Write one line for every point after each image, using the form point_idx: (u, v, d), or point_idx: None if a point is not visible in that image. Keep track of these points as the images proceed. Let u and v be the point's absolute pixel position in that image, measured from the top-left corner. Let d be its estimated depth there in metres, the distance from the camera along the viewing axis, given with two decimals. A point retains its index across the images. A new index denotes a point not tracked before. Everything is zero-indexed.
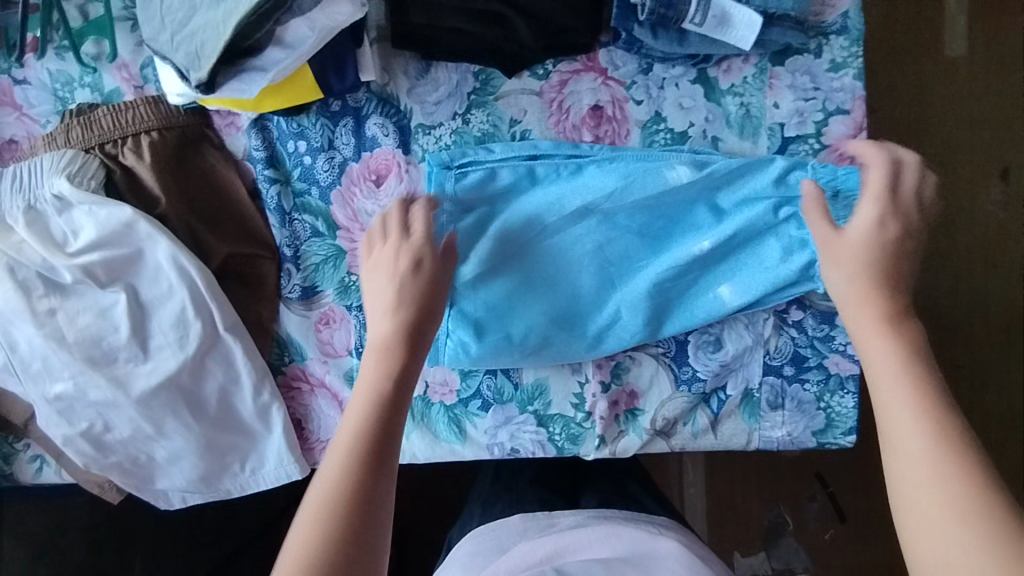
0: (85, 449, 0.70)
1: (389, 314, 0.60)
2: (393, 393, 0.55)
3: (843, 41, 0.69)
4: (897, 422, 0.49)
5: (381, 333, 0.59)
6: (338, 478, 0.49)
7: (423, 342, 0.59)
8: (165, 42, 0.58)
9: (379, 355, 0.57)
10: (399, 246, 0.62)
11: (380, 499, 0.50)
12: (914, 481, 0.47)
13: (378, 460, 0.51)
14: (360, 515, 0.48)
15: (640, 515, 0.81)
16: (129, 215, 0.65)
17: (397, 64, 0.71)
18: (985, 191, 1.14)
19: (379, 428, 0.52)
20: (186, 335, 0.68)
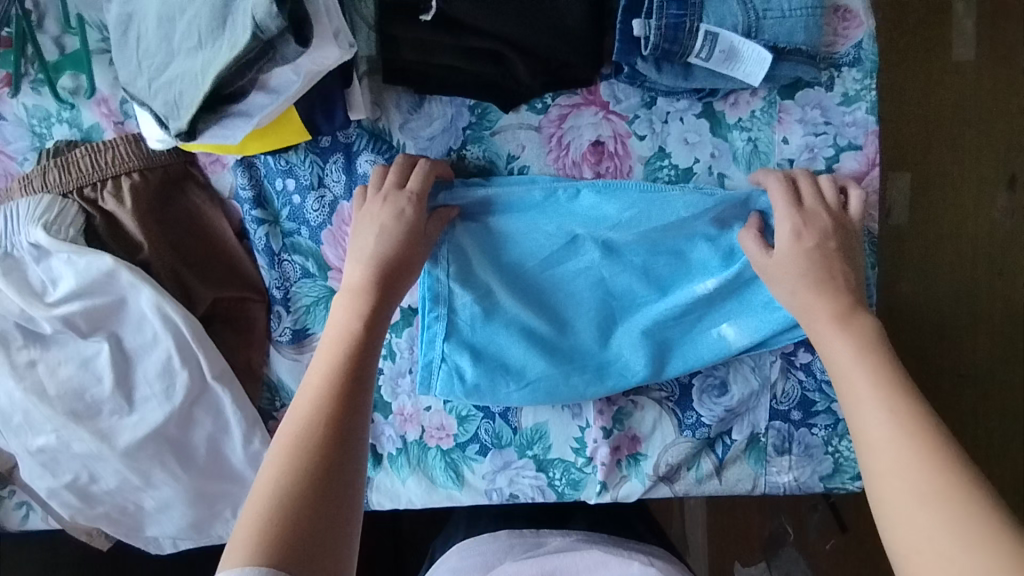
0: (71, 500, 0.68)
1: (365, 260, 0.62)
2: (363, 332, 0.57)
3: (856, 73, 0.66)
4: (870, 428, 0.50)
5: (354, 277, 0.61)
6: (315, 406, 0.51)
7: (395, 285, 0.62)
8: (142, 87, 0.55)
9: (353, 296, 0.60)
10: (380, 199, 0.63)
11: (353, 424, 0.51)
12: (891, 485, 0.46)
13: (352, 387, 0.53)
14: (332, 439, 0.49)
15: (627, 541, 0.78)
16: (110, 264, 0.63)
17: (389, 97, 0.68)
18: (994, 199, 1.09)
19: (353, 361, 0.55)
20: (172, 385, 0.66)
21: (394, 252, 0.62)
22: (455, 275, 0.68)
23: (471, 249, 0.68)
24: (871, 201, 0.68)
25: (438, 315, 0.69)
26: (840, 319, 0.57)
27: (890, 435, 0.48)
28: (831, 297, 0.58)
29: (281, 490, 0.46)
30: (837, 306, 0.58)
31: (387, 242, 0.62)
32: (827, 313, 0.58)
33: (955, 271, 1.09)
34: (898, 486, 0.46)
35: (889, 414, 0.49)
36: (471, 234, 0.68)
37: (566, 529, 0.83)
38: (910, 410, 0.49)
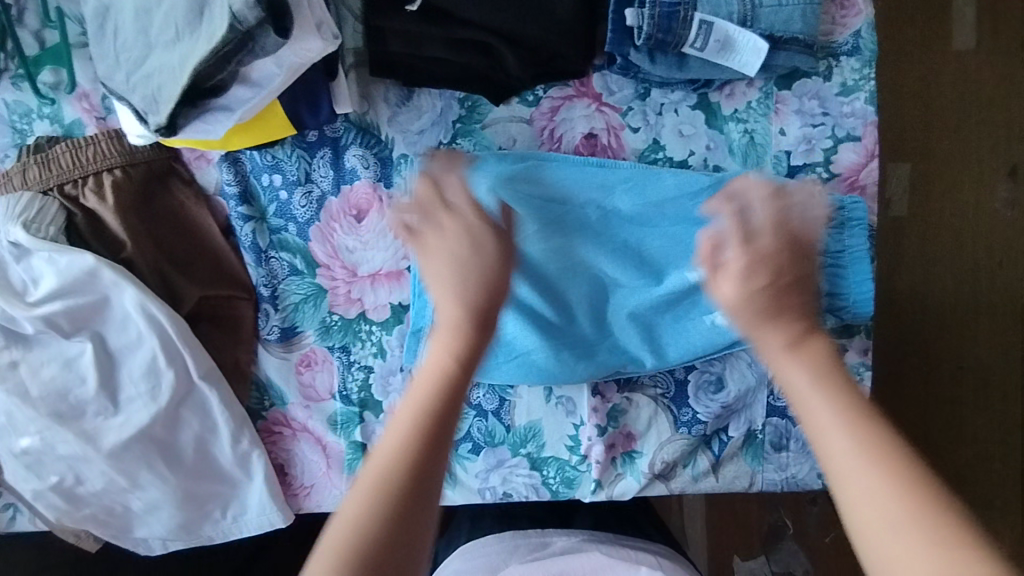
0: (56, 503, 0.66)
1: (455, 298, 0.49)
2: (459, 378, 0.46)
3: (854, 62, 0.65)
4: (834, 455, 0.41)
5: (446, 313, 0.49)
6: (393, 463, 0.41)
7: (490, 324, 0.49)
8: (121, 82, 0.53)
9: (445, 335, 0.48)
10: (457, 228, 0.52)
11: (433, 485, 0.41)
12: (876, 527, 0.38)
13: (436, 446, 0.42)
14: (411, 505, 0.40)
15: (633, 538, 0.77)
16: (92, 263, 0.61)
17: (376, 90, 0.66)
18: (993, 190, 1.06)
19: (441, 411, 0.44)
20: (158, 385, 0.64)
21: (495, 289, 0.50)
22: None
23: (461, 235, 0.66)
24: (870, 194, 0.66)
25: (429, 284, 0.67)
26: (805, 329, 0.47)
27: (863, 463, 0.40)
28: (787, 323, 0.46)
29: (344, 556, 0.38)
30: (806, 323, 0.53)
31: (475, 285, 0.49)
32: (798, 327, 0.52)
33: (954, 266, 1.07)
34: (895, 532, 0.37)
35: (856, 440, 0.41)
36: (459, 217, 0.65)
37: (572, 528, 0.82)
38: (874, 429, 0.41)
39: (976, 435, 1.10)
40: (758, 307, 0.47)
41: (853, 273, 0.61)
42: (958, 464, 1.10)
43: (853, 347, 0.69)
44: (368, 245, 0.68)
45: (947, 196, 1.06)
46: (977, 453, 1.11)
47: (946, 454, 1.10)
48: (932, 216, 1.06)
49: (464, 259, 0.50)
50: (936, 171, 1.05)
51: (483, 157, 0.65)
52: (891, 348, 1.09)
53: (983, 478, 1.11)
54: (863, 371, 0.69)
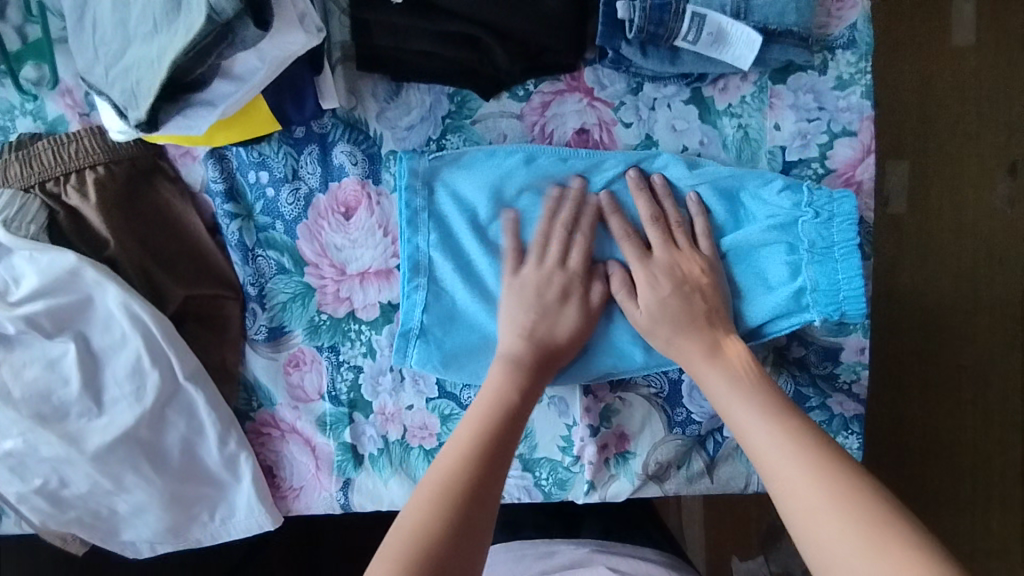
0: (40, 505, 0.64)
1: (520, 331, 0.61)
2: (518, 403, 0.57)
3: (850, 56, 0.64)
4: (775, 467, 0.48)
5: (514, 347, 0.60)
6: (460, 456, 0.52)
7: (550, 367, 0.61)
8: (100, 76, 0.52)
9: (503, 367, 0.59)
10: (550, 272, 0.62)
11: (498, 482, 0.51)
12: (811, 524, 0.45)
13: (496, 451, 0.52)
14: (477, 494, 0.50)
15: (635, 546, 0.76)
16: (74, 262, 0.60)
17: (365, 85, 0.65)
18: (992, 187, 1.05)
19: (501, 422, 0.54)
20: (143, 386, 0.63)
21: (557, 329, 0.61)
22: (437, 245, 0.65)
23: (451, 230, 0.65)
24: (866, 190, 0.65)
25: (418, 283, 0.65)
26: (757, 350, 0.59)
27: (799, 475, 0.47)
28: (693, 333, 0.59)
29: (425, 529, 0.47)
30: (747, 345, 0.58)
31: (560, 324, 0.61)
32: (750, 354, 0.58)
33: (952, 263, 1.06)
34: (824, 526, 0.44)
35: (792, 451, 0.48)
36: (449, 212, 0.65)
37: (579, 537, 0.80)
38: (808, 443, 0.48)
39: (972, 434, 1.10)
40: (673, 320, 0.59)
41: (840, 265, 0.59)
42: (954, 462, 1.10)
43: (849, 346, 0.68)
44: (357, 243, 0.67)
45: (946, 193, 1.05)
46: (976, 453, 1.10)
47: (942, 453, 1.10)
48: (930, 213, 1.05)
49: (548, 305, 0.62)
50: (934, 167, 1.05)
51: (471, 152, 0.65)
52: (889, 347, 1.09)
53: (979, 476, 1.10)
54: (859, 370, 0.68)
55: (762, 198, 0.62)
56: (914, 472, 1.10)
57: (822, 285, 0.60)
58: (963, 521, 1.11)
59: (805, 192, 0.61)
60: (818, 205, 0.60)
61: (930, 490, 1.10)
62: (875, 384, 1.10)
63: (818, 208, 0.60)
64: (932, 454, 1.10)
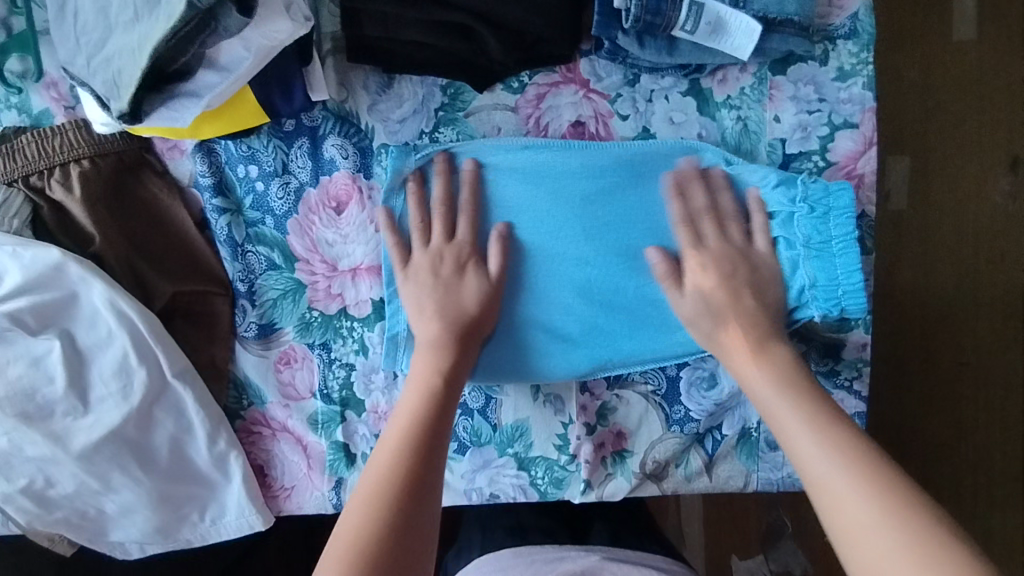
0: (26, 506, 0.63)
1: (428, 316, 0.62)
2: (442, 390, 0.59)
3: (851, 46, 0.63)
4: (822, 475, 0.50)
5: (433, 331, 0.61)
6: (392, 459, 0.54)
7: (473, 342, 0.62)
8: (81, 67, 0.51)
9: (429, 353, 0.60)
10: (438, 250, 0.63)
11: (431, 476, 0.54)
12: (854, 533, 0.47)
13: (426, 448, 0.55)
14: (412, 495, 0.53)
15: (644, 555, 0.74)
16: (58, 257, 0.59)
17: (356, 77, 0.64)
18: (994, 183, 1.04)
19: (428, 415, 0.57)
20: (130, 384, 0.62)
21: (470, 307, 0.62)
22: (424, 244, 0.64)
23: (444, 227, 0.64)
24: (868, 183, 0.64)
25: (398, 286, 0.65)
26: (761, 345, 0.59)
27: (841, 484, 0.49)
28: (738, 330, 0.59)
29: (360, 538, 0.50)
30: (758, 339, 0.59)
31: (464, 294, 0.62)
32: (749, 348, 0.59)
33: (955, 260, 1.05)
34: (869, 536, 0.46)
35: (838, 462, 0.50)
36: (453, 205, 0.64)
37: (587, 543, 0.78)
38: (851, 450, 0.50)
39: (974, 432, 1.09)
40: (717, 311, 0.60)
41: (839, 261, 0.58)
42: (956, 460, 1.09)
43: (850, 342, 0.66)
44: (348, 239, 0.66)
45: (948, 188, 1.03)
46: (979, 451, 1.09)
47: (944, 451, 1.08)
48: (933, 208, 1.04)
49: (447, 280, 0.62)
50: (936, 162, 1.03)
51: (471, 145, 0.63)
52: (892, 344, 1.07)
53: (981, 476, 1.09)
54: (860, 367, 0.67)
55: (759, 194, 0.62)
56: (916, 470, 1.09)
57: (820, 282, 0.59)
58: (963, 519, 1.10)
59: (800, 186, 0.59)
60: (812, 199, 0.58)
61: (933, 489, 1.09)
62: (876, 383, 1.08)
63: (813, 203, 0.58)
64: (935, 453, 1.08)
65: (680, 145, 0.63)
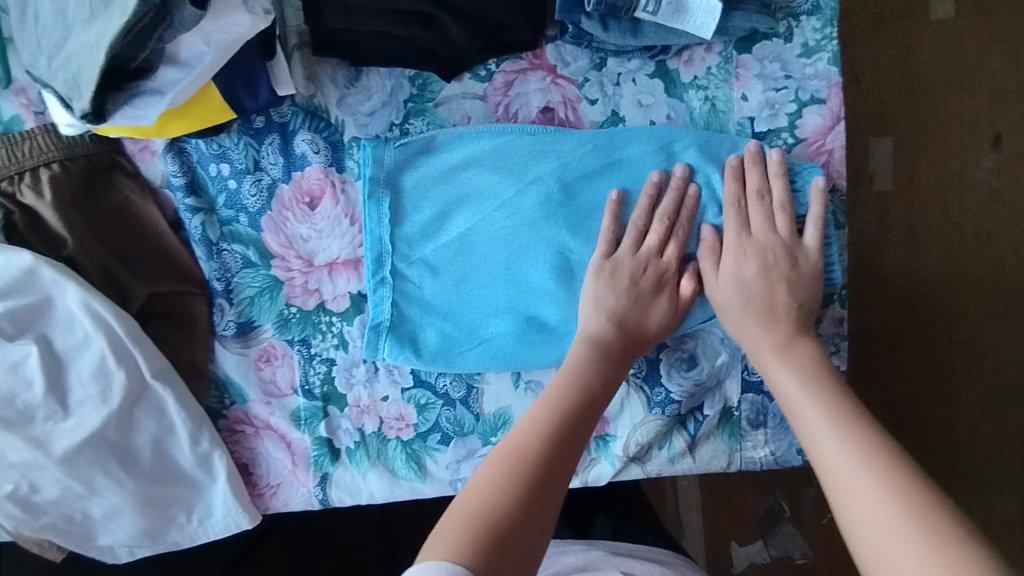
0: (10, 514, 0.63)
1: (602, 316, 0.62)
2: (595, 394, 0.57)
3: (815, 22, 0.63)
4: (836, 469, 0.49)
5: (594, 334, 0.61)
6: (533, 435, 0.52)
7: (631, 353, 0.62)
8: (43, 68, 0.51)
9: (580, 353, 0.60)
10: (644, 260, 0.62)
11: (567, 465, 0.51)
12: (862, 519, 0.46)
13: (565, 438, 0.52)
14: (549, 473, 0.49)
15: (640, 548, 0.75)
16: (30, 261, 0.59)
17: (323, 71, 0.64)
18: (976, 159, 1.04)
19: (576, 412, 0.54)
20: (108, 387, 0.62)
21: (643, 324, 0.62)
22: (405, 237, 0.64)
23: (418, 215, 0.64)
24: (838, 158, 0.64)
25: (383, 279, 0.65)
26: (779, 347, 0.59)
27: (852, 476, 0.48)
28: (767, 326, 0.60)
29: (492, 496, 0.47)
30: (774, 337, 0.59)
31: (650, 314, 0.62)
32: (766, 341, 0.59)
33: (937, 236, 1.05)
34: (874, 517, 0.45)
35: (853, 455, 0.49)
36: (433, 192, 0.64)
37: (590, 540, 0.78)
38: (863, 444, 0.49)
39: (966, 409, 1.09)
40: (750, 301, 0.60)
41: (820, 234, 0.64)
42: (948, 437, 1.09)
43: (827, 318, 0.67)
44: (323, 233, 0.66)
45: (927, 165, 1.04)
46: (971, 427, 1.09)
47: (936, 428, 1.09)
48: (914, 185, 1.04)
49: (641, 294, 0.62)
50: (914, 139, 1.04)
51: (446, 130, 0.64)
52: (879, 324, 1.07)
53: (975, 450, 1.09)
54: (838, 342, 0.67)
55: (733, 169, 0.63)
56: (907, 448, 1.09)
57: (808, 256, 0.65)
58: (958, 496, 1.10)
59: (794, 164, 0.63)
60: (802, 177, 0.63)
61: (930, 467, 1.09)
62: (864, 361, 1.08)
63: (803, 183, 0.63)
64: (926, 432, 1.09)
65: (651, 129, 0.63)
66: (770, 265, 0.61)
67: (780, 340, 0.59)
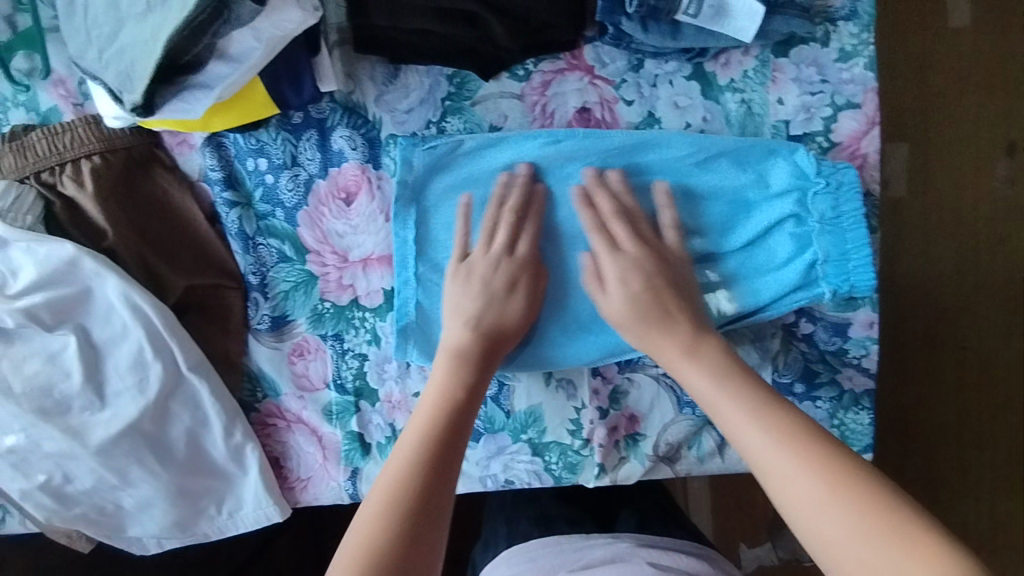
0: (43, 503, 0.63)
1: (466, 324, 0.59)
2: (464, 400, 0.55)
3: (852, 27, 0.63)
4: (759, 454, 0.46)
5: (457, 339, 0.59)
6: (401, 474, 0.49)
7: (497, 349, 0.59)
8: (93, 60, 0.52)
9: (446, 359, 0.58)
10: (487, 251, 0.61)
11: (447, 487, 0.50)
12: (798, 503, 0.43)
13: (438, 472, 0.50)
14: (429, 513, 0.48)
15: (664, 538, 0.75)
16: (72, 252, 0.60)
17: (362, 68, 0.64)
18: (991, 168, 1.05)
19: (438, 454, 0.51)
20: (145, 378, 0.63)
21: (492, 306, 0.60)
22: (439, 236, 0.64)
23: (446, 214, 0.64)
24: (872, 163, 0.65)
25: (409, 278, 0.65)
26: (688, 350, 0.54)
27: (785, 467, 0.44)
28: (668, 329, 0.55)
29: (370, 546, 0.46)
30: (683, 339, 0.54)
31: (509, 312, 0.60)
32: (675, 347, 0.54)
33: (952, 245, 1.05)
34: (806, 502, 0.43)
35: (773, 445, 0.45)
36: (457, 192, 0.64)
37: (614, 531, 0.79)
38: (777, 424, 0.46)
39: (988, 414, 1.10)
40: (645, 311, 0.57)
41: (849, 236, 0.60)
42: (958, 443, 1.10)
43: (857, 321, 0.68)
44: (359, 229, 0.67)
45: (946, 171, 1.04)
46: (991, 432, 1.10)
47: (958, 433, 1.10)
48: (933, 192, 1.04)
49: (494, 294, 0.60)
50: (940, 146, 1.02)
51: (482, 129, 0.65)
52: (903, 333, 1.07)
53: (997, 454, 1.10)
54: (868, 345, 0.68)
55: (767, 171, 0.63)
56: (933, 455, 1.10)
57: (831, 257, 0.61)
58: (979, 500, 1.11)
59: (832, 169, 0.61)
60: (844, 197, 0.61)
61: (953, 473, 1.10)
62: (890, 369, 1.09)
63: (821, 180, 0.61)
64: (951, 438, 1.10)
65: (686, 134, 0.63)
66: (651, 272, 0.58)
67: (687, 344, 0.54)
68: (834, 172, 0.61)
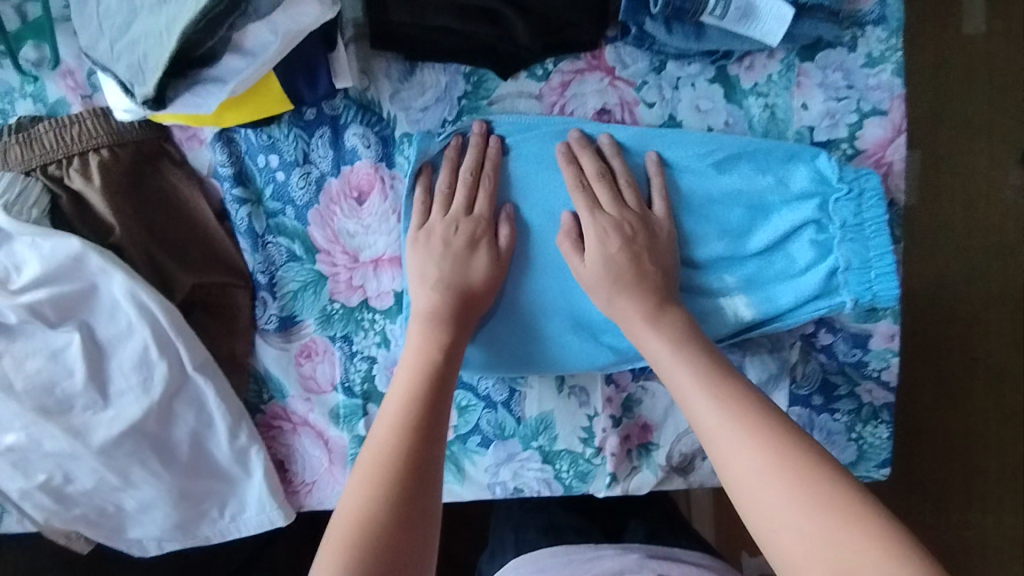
0: (43, 504, 0.62)
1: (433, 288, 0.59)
2: (442, 365, 0.55)
3: (880, 32, 0.62)
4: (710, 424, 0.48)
5: (431, 303, 0.58)
6: (392, 435, 0.50)
7: (473, 314, 0.60)
8: (103, 51, 0.50)
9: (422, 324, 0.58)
10: (456, 220, 0.60)
11: (438, 447, 0.50)
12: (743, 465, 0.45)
13: (424, 436, 0.50)
14: (419, 473, 0.48)
15: (672, 548, 0.74)
16: (78, 248, 0.58)
17: (377, 65, 0.63)
18: (1004, 178, 1.01)
19: (422, 418, 0.51)
20: (150, 377, 0.61)
21: (473, 283, 0.59)
22: None
23: None
24: (897, 171, 0.63)
25: None
26: (651, 317, 0.56)
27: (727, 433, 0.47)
28: (639, 296, 0.57)
29: (366, 504, 0.46)
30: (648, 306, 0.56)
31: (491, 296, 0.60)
32: (640, 313, 0.56)
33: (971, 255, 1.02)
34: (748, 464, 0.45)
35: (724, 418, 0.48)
36: None
37: (621, 541, 0.77)
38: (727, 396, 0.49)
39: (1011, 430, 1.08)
40: (616, 277, 0.58)
41: (873, 243, 0.59)
42: (975, 456, 1.08)
43: (878, 333, 0.66)
44: (370, 229, 0.65)
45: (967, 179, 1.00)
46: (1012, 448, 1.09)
47: (982, 450, 1.08)
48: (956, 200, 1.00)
49: (456, 254, 0.59)
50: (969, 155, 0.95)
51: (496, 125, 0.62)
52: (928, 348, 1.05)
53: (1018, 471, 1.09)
54: (889, 358, 0.66)
55: (786, 173, 0.62)
56: (958, 471, 1.08)
57: (853, 265, 0.59)
58: (1004, 517, 1.09)
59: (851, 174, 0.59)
60: (868, 203, 0.59)
61: (977, 489, 1.09)
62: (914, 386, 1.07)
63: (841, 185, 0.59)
64: (976, 455, 1.08)
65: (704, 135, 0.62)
66: (629, 237, 0.58)
67: (652, 309, 0.56)
68: (853, 177, 0.59)
